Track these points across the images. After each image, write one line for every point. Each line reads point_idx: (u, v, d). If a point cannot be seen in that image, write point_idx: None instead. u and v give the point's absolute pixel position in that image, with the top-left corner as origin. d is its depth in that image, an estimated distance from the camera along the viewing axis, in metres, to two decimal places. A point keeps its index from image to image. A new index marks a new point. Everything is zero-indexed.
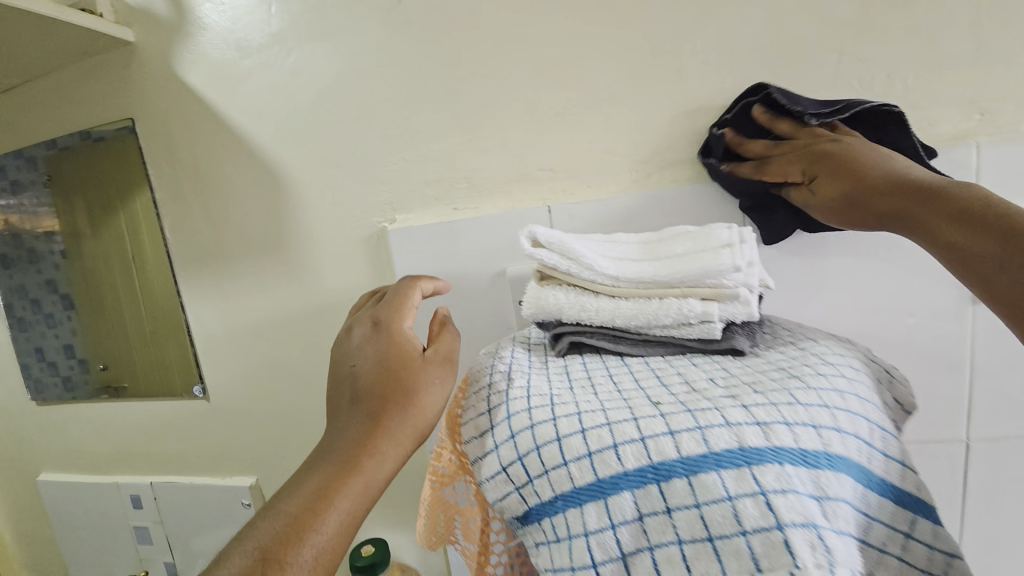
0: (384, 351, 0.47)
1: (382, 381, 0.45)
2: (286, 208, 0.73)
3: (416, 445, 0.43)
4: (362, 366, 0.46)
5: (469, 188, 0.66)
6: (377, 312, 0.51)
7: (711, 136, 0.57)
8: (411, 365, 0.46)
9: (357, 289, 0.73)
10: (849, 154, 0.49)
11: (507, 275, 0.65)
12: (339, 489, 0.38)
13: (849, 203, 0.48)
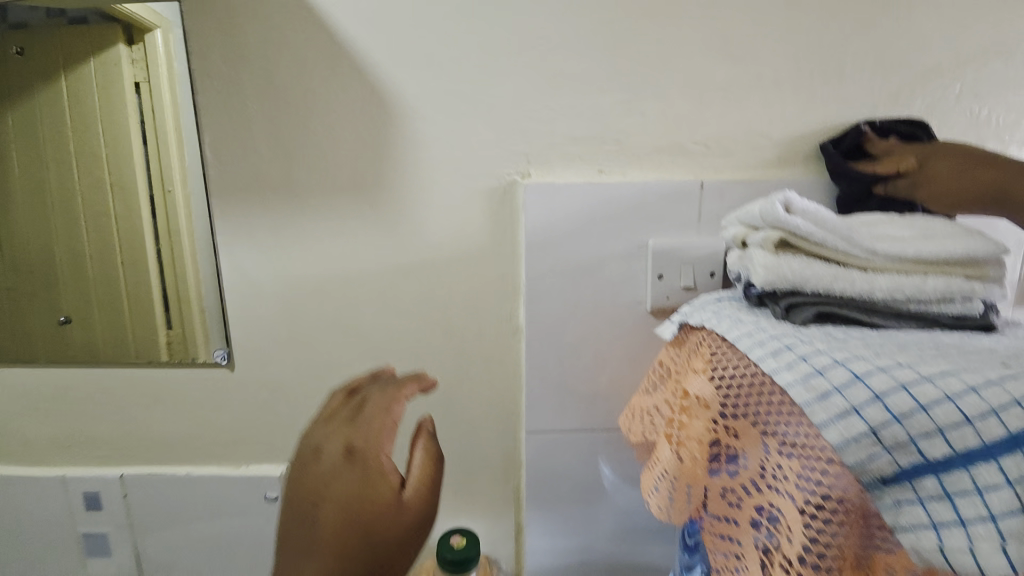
0: (363, 488, 0.42)
1: (358, 522, 0.40)
2: (392, 143, 0.63)
3: None
4: (322, 495, 0.41)
5: (618, 152, 0.63)
6: (350, 437, 0.47)
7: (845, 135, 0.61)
8: (389, 511, 0.41)
9: (467, 245, 0.65)
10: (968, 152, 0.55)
11: (651, 247, 0.64)
12: None
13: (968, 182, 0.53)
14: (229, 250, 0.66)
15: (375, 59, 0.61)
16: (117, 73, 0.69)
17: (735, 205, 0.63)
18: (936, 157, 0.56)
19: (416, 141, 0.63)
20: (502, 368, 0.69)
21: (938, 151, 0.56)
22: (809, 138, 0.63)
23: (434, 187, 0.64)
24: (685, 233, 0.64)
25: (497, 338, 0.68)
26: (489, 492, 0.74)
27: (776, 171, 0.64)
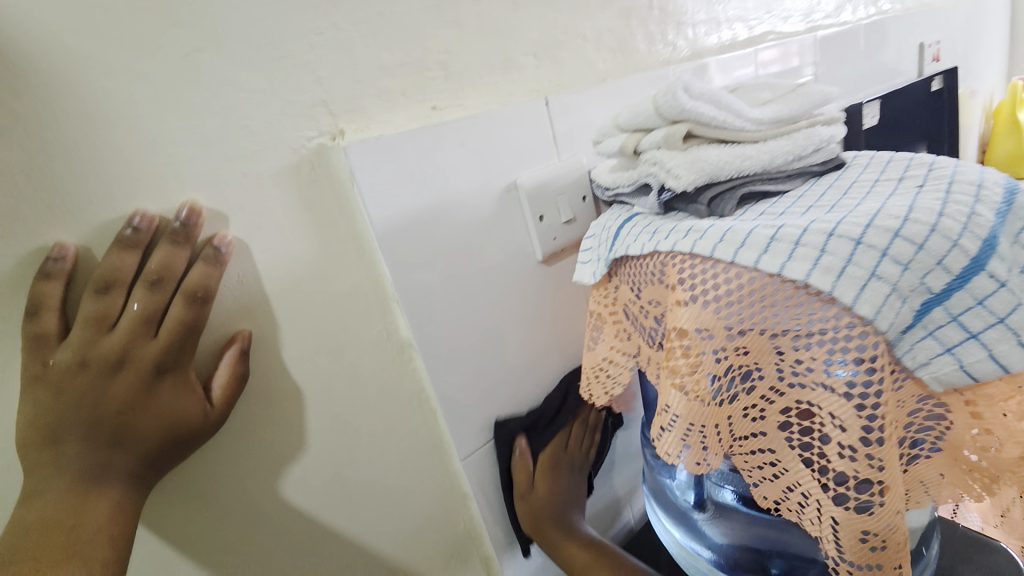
0: (91, 403, 0.31)
1: (88, 419, 0.31)
2: (59, 123, 0.32)
3: (43, 537, 0.29)
4: (44, 470, 0.30)
5: (447, 78, 0.48)
6: (63, 356, 0.31)
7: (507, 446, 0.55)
8: (137, 415, 0.33)
9: (286, 264, 0.41)
10: (555, 493, 0.56)
11: (522, 188, 0.52)
12: (58, 560, 0.29)
13: (544, 519, 0.55)
14: None
15: None
16: None
17: (583, 117, 0.57)
18: (549, 482, 0.56)
19: (104, 111, 0.33)
20: (404, 402, 0.50)
21: (546, 468, 0.56)
22: (615, 33, 0.61)
23: (184, 187, 0.36)
24: (549, 161, 0.55)
25: (380, 372, 0.48)
26: (440, 555, 0.56)
27: (602, 74, 0.60)
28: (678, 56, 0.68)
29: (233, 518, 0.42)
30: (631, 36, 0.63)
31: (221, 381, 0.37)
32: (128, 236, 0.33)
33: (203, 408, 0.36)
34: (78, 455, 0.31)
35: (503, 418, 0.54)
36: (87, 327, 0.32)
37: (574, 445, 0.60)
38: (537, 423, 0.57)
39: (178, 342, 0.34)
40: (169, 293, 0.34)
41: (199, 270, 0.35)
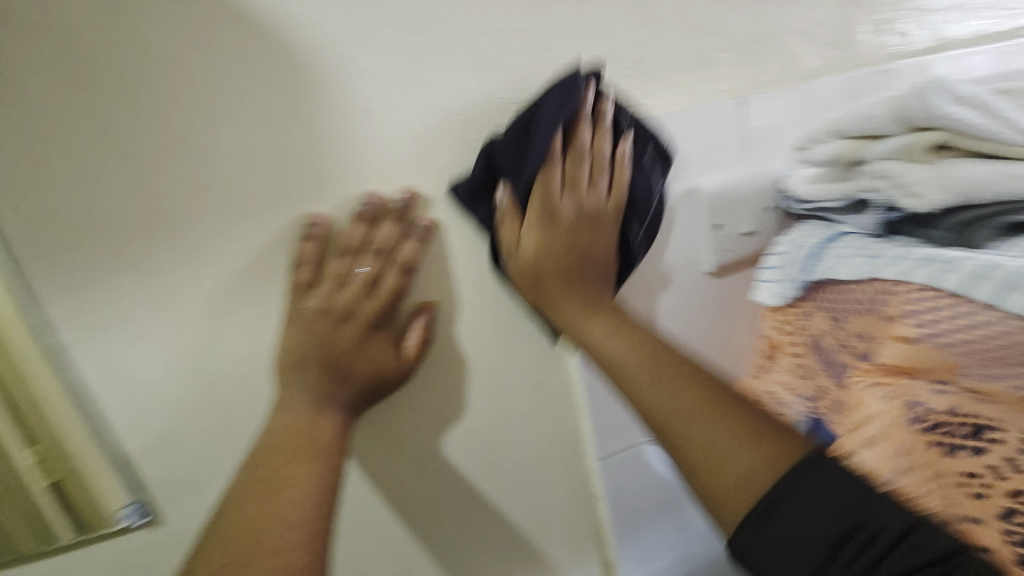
0: (328, 344, 0.40)
1: (324, 355, 0.40)
2: (325, 117, 0.40)
3: (292, 439, 0.37)
4: (294, 387, 0.40)
5: (638, 77, 0.47)
6: (313, 304, 0.40)
7: (470, 195, 0.42)
8: (354, 356, 0.41)
9: (471, 247, 0.45)
10: (551, 247, 0.41)
11: (701, 194, 0.49)
12: (300, 458, 0.37)
13: (535, 278, 0.41)
14: (75, 361, 0.39)
15: None
16: None
17: (781, 119, 0.52)
18: (541, 233, 0.41)
19: (356, 109, 0.40)
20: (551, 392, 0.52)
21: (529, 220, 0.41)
22: (833, 24, 0.53)
23: (403, 173, 0.42)
24: (734, 166, 0.51)
25: (535, 359, 0.50)
26: (563, 547, 0.57)
27: (809, 71, 0.53)
28: (910, 48, 0.57)
29: (398, 464, 0.48)
30: (852, 27, 0.54)
31: (414, 343, 0.43)
32: (362, 212, 0.41)
33: (398, 364, 0.43)
34: (317, 380, 0.40)
35: (545, 213, 0.41)
36: (330, 283, 0.40)
37: (580, 184, 0.41)
38: (507, 165, 0.40)
39: (388, 302, 0.42)
40: (388, 263, 0.42)
41: (410, 245, 0.42)
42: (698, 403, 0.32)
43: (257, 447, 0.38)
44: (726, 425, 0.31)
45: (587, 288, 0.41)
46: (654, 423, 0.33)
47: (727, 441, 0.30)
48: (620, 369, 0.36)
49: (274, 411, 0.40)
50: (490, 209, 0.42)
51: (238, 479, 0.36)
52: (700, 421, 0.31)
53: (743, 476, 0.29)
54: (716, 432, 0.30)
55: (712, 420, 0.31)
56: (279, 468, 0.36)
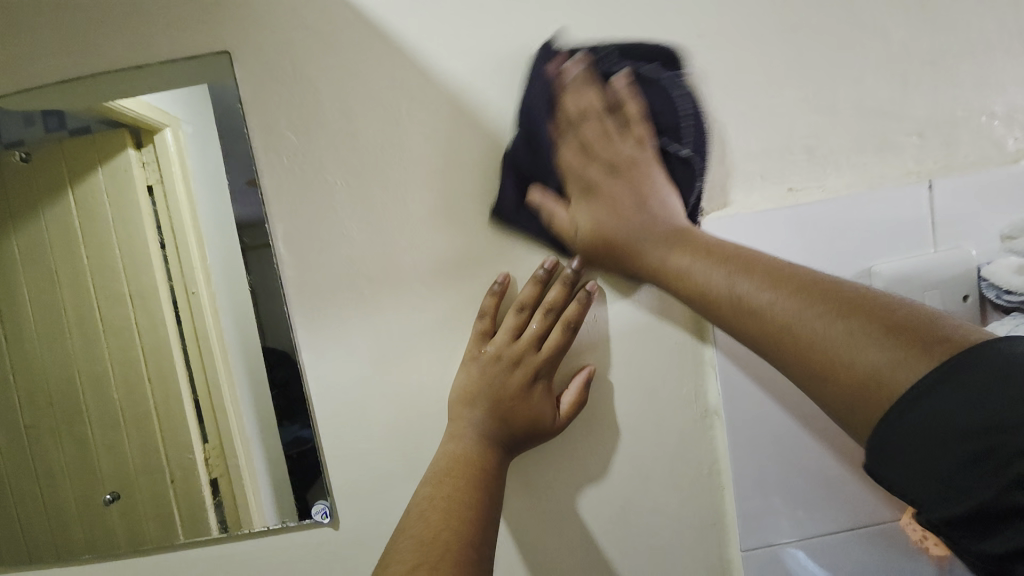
0: (497, 387, 0.47)
1: (494, 396, 0.46)
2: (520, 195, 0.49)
3: (461, 463, 0.43)
4: (466, 419, 0.46)
5: (807, 161, 0.50)
6: (490, 350, 0.47)
7: (519, 209, 0.47)
8: (518, 402, 0.46)
9: (629, 310, 0.49)
10: (610, 234, 0.45)
11: (879, 276, 0.48)
12: (464, 481, 0.42)
13: (602, 242, 0.45)
14: (318, 367, 0.52)
15: (491, 98, 0.48)
16: (125, 175, 0.63)
17: (981, 204, 0.48)
18: (586, 204, 0.45)
19: None
20: (697, 464, 0.51)
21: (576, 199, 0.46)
22: None
23: None
24: (920, 249, 0.48)
25: (683, 426, 0.50)
26: None
27: (1015, 153, 0.50)
28: None
29: (540, 508, 0.51)
30: None
31: (570, 400, 0.48)
32: (542, 275, 0.47)
33: (554, 417, 0.47)
34: (485, 417, 0.46)
35: (581, 140, 0.45)
36: (504, 335, 0.47)
37: (620, 154, 0.45)
38: (524, 147, 0.46)
39: (550, 359, 0.47)
40: (552, 322, 0.47)
41: (575, 306, 0.47)
42: (817, 313, 0.35)
43: (434, 465, 0.44)
44: (841, 331, 0.33)
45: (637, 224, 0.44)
46: (773, 346, 0.37)
47: (830, 329, 0.34)
48: (750, 315, 0.38)
49: (447, 438, 0.46)
50: (517, 195, 0.47)
51: (420, 491, 0.42)
52: (806, 313, 0.35)
53: (876, 375, 0.31)
54: (808, 324, 0.35)
55: (820, 328, 0.34)
56: (449, 487, 0.41)
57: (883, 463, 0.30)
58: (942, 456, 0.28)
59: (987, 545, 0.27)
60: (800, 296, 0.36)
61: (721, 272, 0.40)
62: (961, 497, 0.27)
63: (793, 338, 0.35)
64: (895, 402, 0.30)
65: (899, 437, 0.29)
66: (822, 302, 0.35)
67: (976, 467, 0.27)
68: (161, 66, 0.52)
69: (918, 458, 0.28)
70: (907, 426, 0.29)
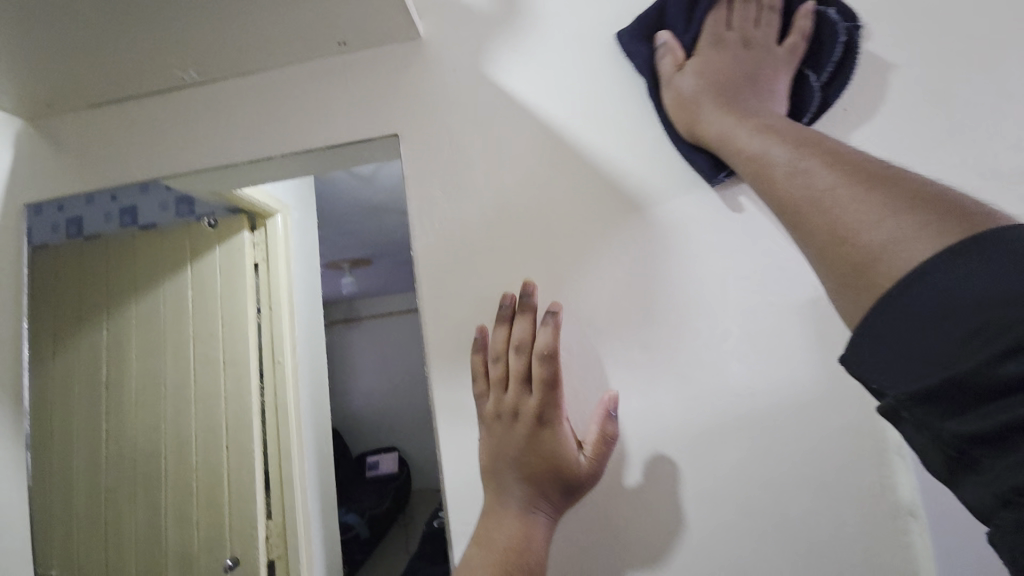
0: (510, 442, 0.46)
1: (498, 453, 0.46)
2: (662, 262, 0.50)
3: (508, 526, 0.44)
4: (510, 478, 0.45)
5: None
6: (527, 398, 0.46)
7: (637, 45, 0.51)
8: (550, 452, 0.45)
9: (783, 380, 0.48)
10: (715, 83, 0.45)
11: None
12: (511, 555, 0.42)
13: (689, 99, 0.46)
14: (451, 428, 0.51)
15: (632, 171, 0.52)
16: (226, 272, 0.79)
17: None
18: (700, 63, 0.47)
19: (686, 258, 0.50)
20: (879, 564, 0.45)
21: (704, 50, 0.48)
22: None
23: (722, 310, 0.49)
24: None
25: (855, 515, 0.46)
26: None
27: None
28: None
29: None
30: None
31: (592, 438, 0.47)
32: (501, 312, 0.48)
33: (579, 456, 0.46)
34: (532, 476, 0.45)
35: (710, 40, 0.48)
36: (493, 388, 0.48)
37: (757, 34, 0.48)
38: (670, 11, 0.50)
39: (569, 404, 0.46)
40: (547, 364, 0.46)
41: (546, 334, 0.46)
42: (864, 188, 0.27)
43: (480, 523, 0.45)
44: (880, 202, 0.25)
45: (738, 87, 0.44)
46: (806, 218, 0.29)
47: (858, 198, 0.26)
48: (773, 183, 0.32)
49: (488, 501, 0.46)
50: (647, 51, 0.51)
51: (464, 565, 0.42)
52: (859, 176, 0.28)
53: (882, 250, 0.24)
54: (849, 192, 0.27)
55: (857, 198, 0.27)
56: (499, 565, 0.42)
57: (868, 350, 0.23)
58: (929, 346, 0.21)
59: (959, 424, 0.21)
60: (855, 178, 0.28)
61: (786, 153, 0.33)
62: (942, 365, 0.21)
63: (819, 198, 0.28)
64: (902, 278, 0.23)
65: (905, 293, 0.22)
66: (880, 184, 0.26)
67: (969, 337, 0.20)
68: (323, 149, 0.57)
69: (907, 319, 0.22)
70: (909, 308, 0.22)
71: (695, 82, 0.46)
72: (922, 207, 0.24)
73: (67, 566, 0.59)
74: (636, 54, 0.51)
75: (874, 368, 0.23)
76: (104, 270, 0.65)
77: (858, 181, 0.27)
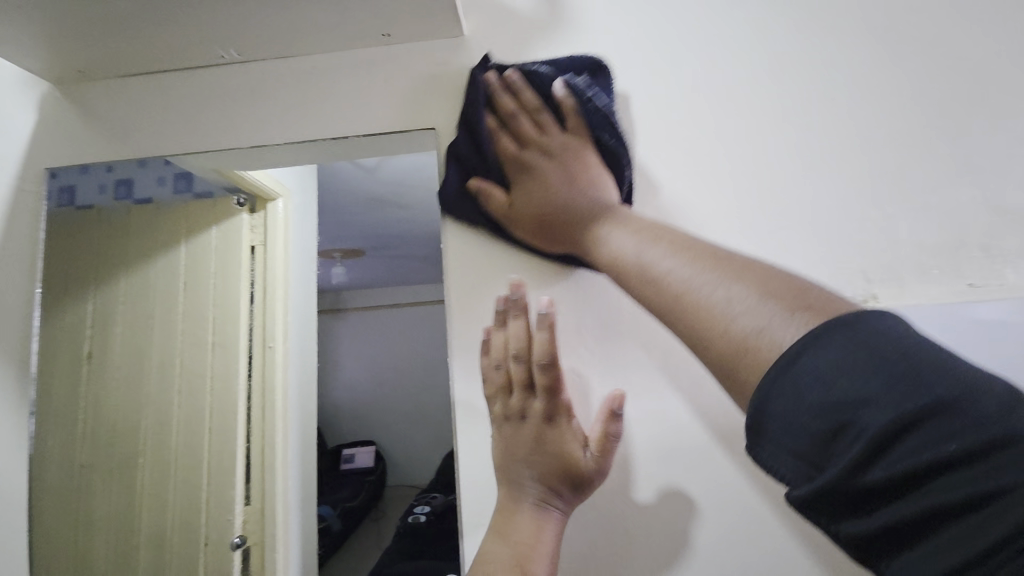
0: (517, 442, 0.45)
1: (507, 452, 0.46)
2: None
3: (520, 524, 0.44)
4: (518, 478, 0.45)
5: (988, 258, 0.50)
6: (529, 400, 0.45)
7: (460, 188, 0.52)
8: (555, 454, 0.44)
9: None
10: (548, 203, 0.49)
11: None
12: (524, 553, 0.42)
13: (540, 224, 0.50)
14: (470, 421, 0.51)
15: (662, 182, 0.53)
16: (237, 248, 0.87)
17: None
18: (520, 192, 0.50)
19: None
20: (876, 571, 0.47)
21: (517, 174, 0.50)
22: None
23: None
24: None
25: None
26: None
27: None
28: None
29: None
30: None
31: (595, 437, 0.46)
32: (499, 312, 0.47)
33: (585, 455, 0.45)
34: (541, 476, 0.44)
35: (512, 160, 0.50)
36: (501, 389, 0.47)
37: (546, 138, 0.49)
38: (461, 151, 0.52)
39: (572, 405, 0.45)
40: (548, 371, 0.43)
41: (541, 337, 0.43)
42: (696, 295, 0.30)
43: (494, 519, 0.45)
44: (733, 294, 0.28)
45: (560, 209, 0.48)
46: (680, 310, 0.31)
47: (697, 302, 0.29)
48: (649, 286, 0.35)
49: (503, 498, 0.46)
50: (460, 181, 0.52)
51: (479, 561, 0.43)
52: (704, 272, 0.31)
53: (745, 341, 0.26)
54: (705, 296, 0.29)
55: (701, 282, 0.30)
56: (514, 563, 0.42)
57: (768, 451, 0.24)
58: (811, 442, 0.22)
59: (856, 525, 0.21)
60: (696, 266, 0.32)
61: (660, 257, 0.35)
62: (821, 470, 0.22)
63: (677, 294, 0.31)
64: (776, 362, 0.24)
65: (779, 394, 0.23)
66: (717, 267, 0.30)
67: (830, 442, 0.21)
68: (360, 137, 0.57)
69: (791, 421, 0.22)
70: (782, 402, 0.23)
71: (517, 204, 0.50)
72: (796, 302, 0.26)
73: (48, 539, 0.59)
74: (449, 188, 0.53)
75: (774, 467, 0.23)
76: (94, 240, 0.66)
77: (697, 284, 0.30)
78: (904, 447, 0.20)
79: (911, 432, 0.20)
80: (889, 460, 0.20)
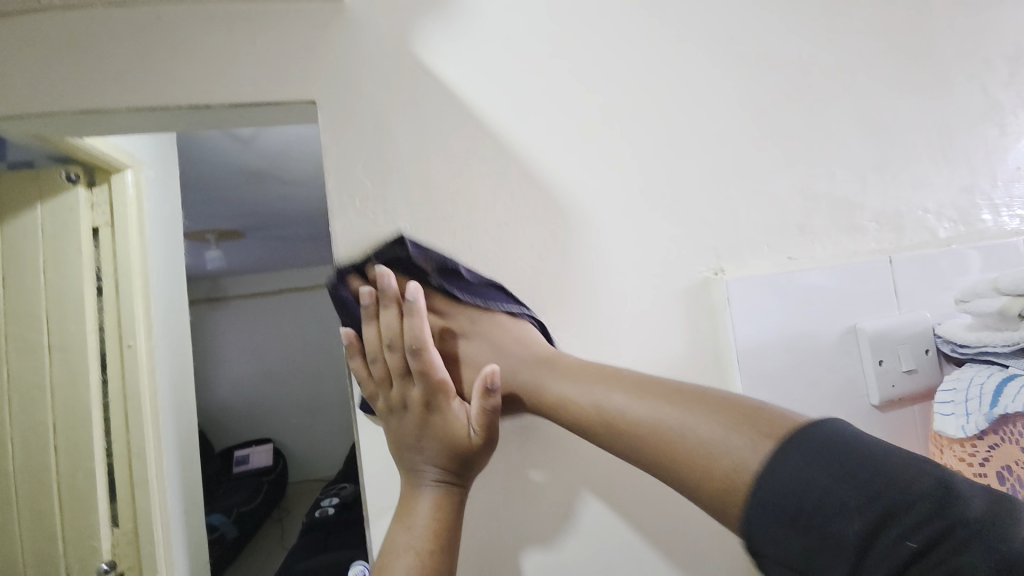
0: (404, 432, 0.47)
1: (398, 444, 0.47)
2: (572, 253, 0.56)
3: (421, 504, 0.45)
4: (411, 463, 0.47)
5: (803, 236, 0.61)
6: (406, 389, 0.47)
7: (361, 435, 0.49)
8: (439, 433, 0.47)
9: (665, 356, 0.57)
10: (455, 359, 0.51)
11: (863, 332, 0.58)
12: (428, 529, 0.44)
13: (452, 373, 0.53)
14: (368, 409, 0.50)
15: (550, 166, 0.56)
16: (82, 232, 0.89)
17: (926, 277, 0.62)
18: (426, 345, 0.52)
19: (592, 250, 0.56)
20: None
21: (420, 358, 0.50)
22: (955, 205, 0.67)
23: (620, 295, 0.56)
24: (890, 311, 0.60)
25: None
26: None
27: (944, 240, 0.66)
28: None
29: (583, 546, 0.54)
30: (970, 207, 0.67)
31: (476, 413, 0.47)
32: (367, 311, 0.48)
33: (468, 429, 0.47)
34: (432, 455, 0.46)
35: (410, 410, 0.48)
36: (380, 385, 0.48)
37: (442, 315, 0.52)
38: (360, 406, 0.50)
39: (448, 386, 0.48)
40: (418, 357, 0.46)
41: (409, 325, 0.46)
42: (669, 448, 0.39)
43: (398, 507, 0.46)
44: (690, 456, 0.37)
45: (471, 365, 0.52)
46: (665, 449, 0.39)
47: (674, 453, 0.38)
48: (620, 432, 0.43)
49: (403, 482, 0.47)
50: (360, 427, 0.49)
51: (386, 549, 0.44)
52: (667, 431, 0.40)
53: (736, 470, 0.34)
54: (679, 435, 0.39)
55: (679, 428, 0.39)
56: (420, 540, 0.43)
57: (761, 557, 0.32)
58: (815, 560, 0.30)
59: None
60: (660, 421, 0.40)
61: (632, 405, 0.42)
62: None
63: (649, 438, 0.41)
64: (749, 498, 0.33)
65: (761, 526, 0.31)
66: (677, 409, 0.40)
67: (810, 556, 0.30)
68: (227, 107, 0.51)
69: (789, 555, 0.30)
70: (769, 538, 0.31)
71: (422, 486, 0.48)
72: (742, 420, 0.36)
73: None
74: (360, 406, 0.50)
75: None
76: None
77: (668, 432, 0.39)
78: (876, 547, 0.29)
79: (880, 535, 0.29)
80: (868, 559, 0.29)
